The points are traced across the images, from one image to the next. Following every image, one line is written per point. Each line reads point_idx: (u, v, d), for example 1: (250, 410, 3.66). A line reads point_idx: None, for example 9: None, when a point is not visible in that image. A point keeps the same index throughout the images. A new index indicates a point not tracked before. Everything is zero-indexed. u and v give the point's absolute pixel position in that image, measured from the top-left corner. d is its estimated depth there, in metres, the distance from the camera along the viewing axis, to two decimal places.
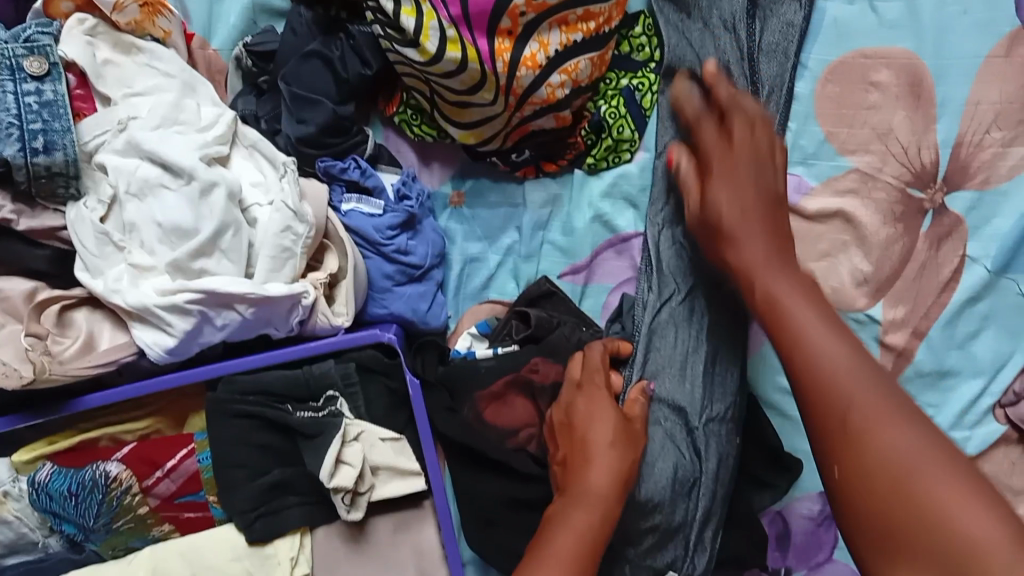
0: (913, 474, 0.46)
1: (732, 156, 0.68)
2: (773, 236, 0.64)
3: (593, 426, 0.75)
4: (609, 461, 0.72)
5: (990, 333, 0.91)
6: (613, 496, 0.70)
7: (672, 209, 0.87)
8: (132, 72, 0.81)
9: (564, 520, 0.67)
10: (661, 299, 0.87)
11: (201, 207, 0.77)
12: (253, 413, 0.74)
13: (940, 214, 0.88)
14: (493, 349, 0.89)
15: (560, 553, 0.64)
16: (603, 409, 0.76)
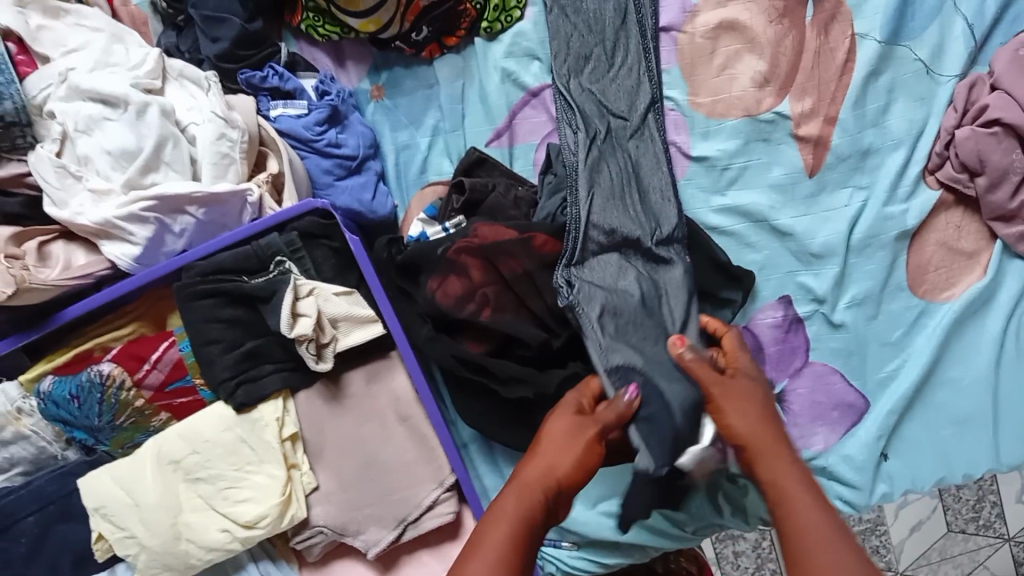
0: None
1: (745, 391, 0.68)
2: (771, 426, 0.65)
3: (545, 434, 0.68)
4: (556, 457, 0.65)
5: (900, 103, 0.95)
6: (554, 490, 0.64)
7: (572, 56, 0.94)
8: (64, 33, 0.90)
9: (504, 500, 0.62)
10: (586, 134, 0.90)
11: (141, 128, 0.86)
12: (215, 290, 0.80)
13: (820, 1, 0.96)
14: (442, 227, 0.91)
15: (488, 551, 0.58)
16: (563, 419, 0.69)
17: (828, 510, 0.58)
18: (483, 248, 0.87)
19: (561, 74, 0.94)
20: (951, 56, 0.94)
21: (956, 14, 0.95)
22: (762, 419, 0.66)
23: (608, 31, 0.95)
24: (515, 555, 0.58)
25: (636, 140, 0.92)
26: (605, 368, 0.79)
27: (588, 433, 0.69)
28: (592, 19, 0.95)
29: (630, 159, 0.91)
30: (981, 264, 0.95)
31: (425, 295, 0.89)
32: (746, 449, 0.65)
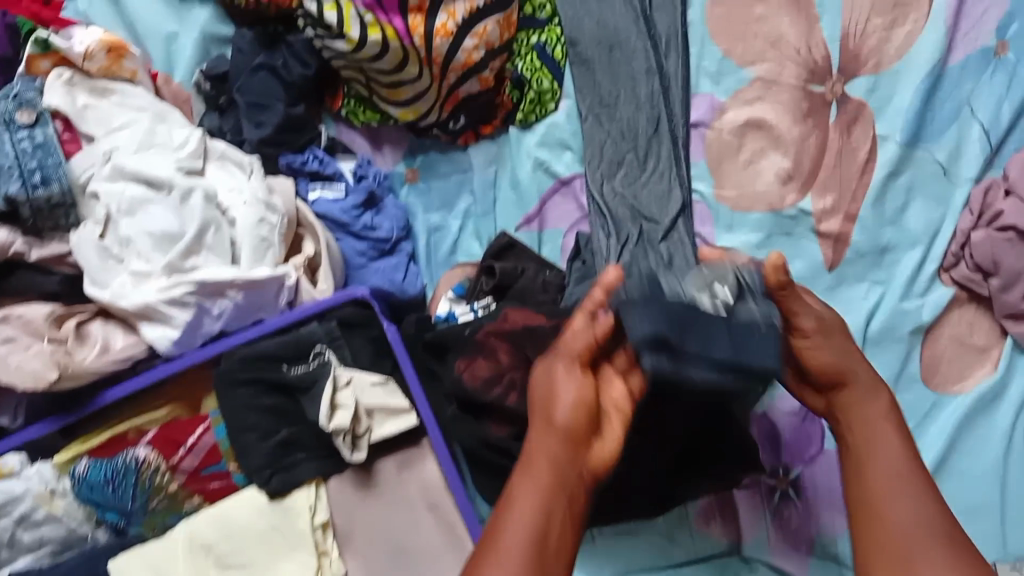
0: (913, 554, 0.61)
1: (829, 327, 0.72)
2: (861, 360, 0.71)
3: (542, 394, 0.66)
4: (560, 415, 0.64)
5: (917, 203, 0.98)
6: (571, 471, 0.62)
7: (605, 157, 0.96)
8: (108, 112, 0.91)
9: (516, 496, 0.61)
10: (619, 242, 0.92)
11: (184, 212, 0.88)
12: (255, 378, 0.83)
13: (844, 103, 0.97)
14: (472, 308, 0.95)
15: (514, 546, 0.57)
16: (549, 366, 0.67)
17: (894, 443, 0.67)
18: (513, 332, 0.90)
19: (595, 179, 0.96)
20: (968, 158, 0.97)
21: (972, 120, 0.97)
22: (855, 365, 0.71)
23: (642, 136, 0.96)
24: (541, 539, 0.58)
25: (667, 243, 0.92)
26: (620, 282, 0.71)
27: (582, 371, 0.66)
28: (626, 125, 0.96)
29: (663, 257, 0.90)
30: (992, 359, 0.97)
31: (452, 375, 0.91)
32: (840, 396, 0.71)
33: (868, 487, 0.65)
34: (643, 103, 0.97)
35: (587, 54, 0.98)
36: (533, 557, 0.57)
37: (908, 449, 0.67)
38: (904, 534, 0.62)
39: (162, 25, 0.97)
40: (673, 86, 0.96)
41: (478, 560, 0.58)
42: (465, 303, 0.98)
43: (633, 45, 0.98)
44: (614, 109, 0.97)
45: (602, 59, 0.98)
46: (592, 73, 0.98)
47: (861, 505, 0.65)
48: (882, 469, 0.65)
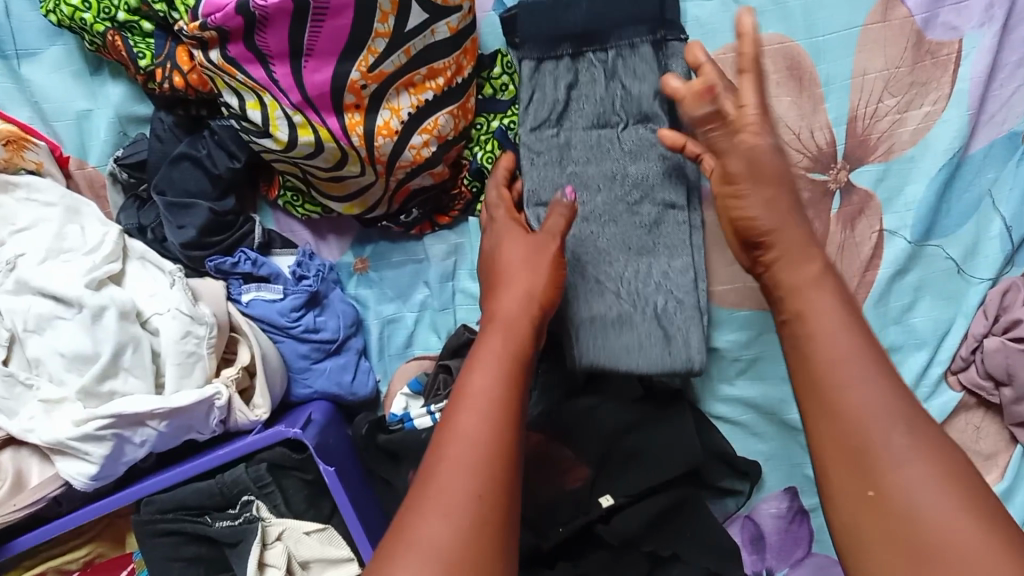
0: (874, 425, 0.52)
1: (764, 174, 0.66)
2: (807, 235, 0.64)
3: (502, 256, 0.68)
4: (524, 282, 0.65)
5: (925, 302, 0.87)
6: (528, 317, 0.63)
7: (558, 176, 0.81)
8: (13, 209, 0.82)
9: (481, 351, 0.59)
10: (566, 147, 0.82)
11: (97, 331, 0.78)
12: (174, 530, 0.75)
13: (848, 194, 0.86)
14: (427, 410, 0.85)
15: (482, 390, 0.56)
16: (514, 236, 0.70)
17: (844, 323, 0.58)
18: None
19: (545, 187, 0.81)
20: (984, 258, 0.86)
21: (994, 214, 0.86)
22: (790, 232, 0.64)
23: (619, 229, 0.81)
24: (511, 389, 0.57)
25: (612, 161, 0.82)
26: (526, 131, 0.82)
27: (545, 248, 0.68)
28: (599, 215, 0.81)
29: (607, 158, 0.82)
30: (999, 466, 0.88)
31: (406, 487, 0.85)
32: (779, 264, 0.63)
33: (851, 419, 0.53)
34: (621, 205, 0.81)
35: (568, 138, 0.82)
36: (502, 407, 0.56)
37: (863, 340, 0.57)
38: (863, 414, 0.53)
39: (72, 102, 0.87)
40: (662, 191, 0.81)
41: (449, 415, 0.56)
42: (421, 402, 0.88)
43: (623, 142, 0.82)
44: (589, 196, 0.81)
45: (583, 148, 0.82)
46: (569, 160, 0.82)
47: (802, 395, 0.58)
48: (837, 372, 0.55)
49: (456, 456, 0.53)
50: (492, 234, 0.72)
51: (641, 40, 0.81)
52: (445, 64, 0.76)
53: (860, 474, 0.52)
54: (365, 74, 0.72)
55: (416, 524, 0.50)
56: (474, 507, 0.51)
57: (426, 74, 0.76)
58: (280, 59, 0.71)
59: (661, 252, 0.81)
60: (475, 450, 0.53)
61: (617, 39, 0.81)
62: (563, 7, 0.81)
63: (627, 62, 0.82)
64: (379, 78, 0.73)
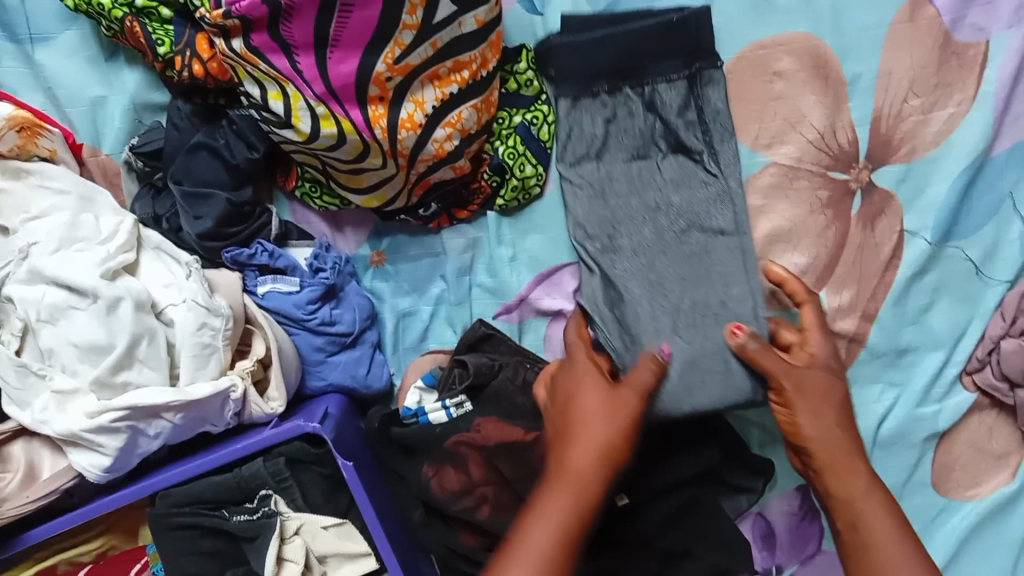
0: None
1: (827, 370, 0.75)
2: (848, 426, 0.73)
3: (580, 398, 0.71)
4: (597, 432, 0.68)
5: (943, 304, 0.87)
6: (595, 477, 0.67)
7: (598, 214, 0.83)
8: (26, 196, 0.80)
9: (545, 504, 0.65)
10: (605, 184, 0.84)
11: (112, 323, 0.76)
12: (192, 523, 0.75)
13: (869, 194, 0.85)
14: (442, 404, 0.84)
15: (534, 548, 0.62)
16: (593, 386, 0.72)
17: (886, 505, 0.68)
18: (486, 448, 0.83)
19: (586, 227, 0.84)
20: (1004, 259, 0.86)
21: (1013, 215, 0.86)
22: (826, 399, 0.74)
23: (668, 260, 0.81)
24: (564, 551, 0.62)
25: (654, 193, 0.83)
26: (564, 169, 0.85)
27: (622, 405, 0.70)
28: (647, 248, 0.82)
29: (650, 192, 0.83)
30: (1010, 466, 0.88)
31: (419, 480, 0.83)
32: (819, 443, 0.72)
33: None
34: (667, 236, 0.82)
35: (608, 171, 0.84)
36: (556, 566, 0.61)
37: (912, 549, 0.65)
38: None
39: (87, 89, 0.86)
40: (713, 217, 0.81)
41: (500, 562, 0.62)
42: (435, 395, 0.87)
43: (665, 172, 0.83)
44: (635, 229, 0.82)
45: (625, 181, 0.83)
46: (611, 194, 0.84)
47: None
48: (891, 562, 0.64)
49: None
50: (573, 370, 0.75)
51: (678, 74, 0.82)
52: (471, 57, 0.75)
53: None
54: (391, 67, 0.71)
55: None
56: None
57: (451, 66, 0.74)
58: (305, 49, 0.70)
59: (715, 282, 0.80)
60: None
61: (653, 73, 0.83)
62: (602, 43, 0.82)
63: (663, 96, 0.83)
64: (405, 70, 0.72)
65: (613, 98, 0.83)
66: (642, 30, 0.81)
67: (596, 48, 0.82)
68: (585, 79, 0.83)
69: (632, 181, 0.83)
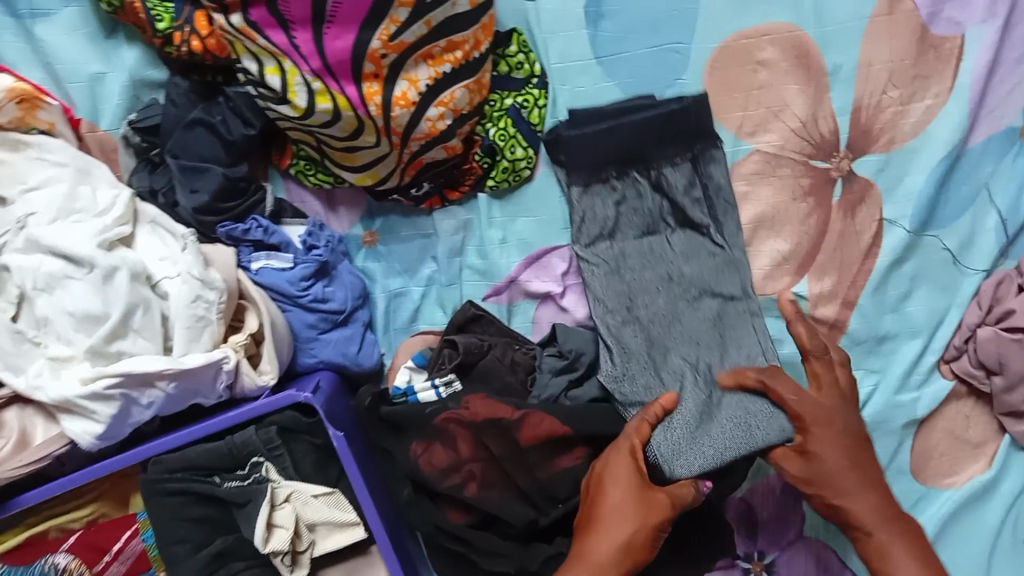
0: None
1: (834, 418, 0.76)
2: (870, 477, 0.75)
3: (608, 489, 0.74)
4: (620, 530, 0.72)
5: (921, 292, 0.89)
6: (616, 569, 0.71)
7: (615, 291, 0.87)
8: (25, 168, 0.82)
9: None
10: (619, 263, 0.87)
11: (107, 292, 0.78)
12: (183, 490, 0.76)
13: (849, 182, 0.88)
14: (431, 382, 0.86)
15: None
16: (626, 480, 0.74)
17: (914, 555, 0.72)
18: (474, 425, 0.82)
19: (605, 305, 0.86)
20: (980, 249, 0.88)
21: (989, 207, 0.88)
22: (844, 462, 0.75)
23: (684, 328, 0.85)
24: None
25: (668, 269, 0.87)
26: (579, 251, 0.88)
27: (649, 500, 0.73)
28: (664, 316, 0.86)
29: (661, 267, 0.87)
30: (986, 454, 0.90)
31: (407, 459, 0.83)
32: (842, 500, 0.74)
33: None
34: (681, 304, 0.86)
35: (622, 249, 0.87)
36: None
37: None
38: None
39: (88, 65, 0.88)
40: (722, 284, 0.86)
41: None
42: (425, 375, 0.89)
43: (675, 246, 0.87)
44: (650, 300, 0.86)
45: (637, 256, 0.87)
46: (626, 269, 0.87)
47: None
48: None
49: None
50: (613, 451, 0.76)
51: (682, 158, 0.87)
52: (464, 37, 0.78)
53: None
54: (385, 44, 0.73)
55: None
56: None
57: (445, 46, 0.77)
58: (302, 25, 0.72)
59: (729, 346, 0.84)
60: None
61: (658, 158, 0.87)
62: (609, 134, 0.85)
63: (670, 178, 0.87)
64: (399, 48, 0.75)
65: (622, 182, 0.87)
66: (644, 121, 0.85)
67: (604, 137, 0.85)
68: (595, 167, 0.86)
69: (644, 259, 0.87)
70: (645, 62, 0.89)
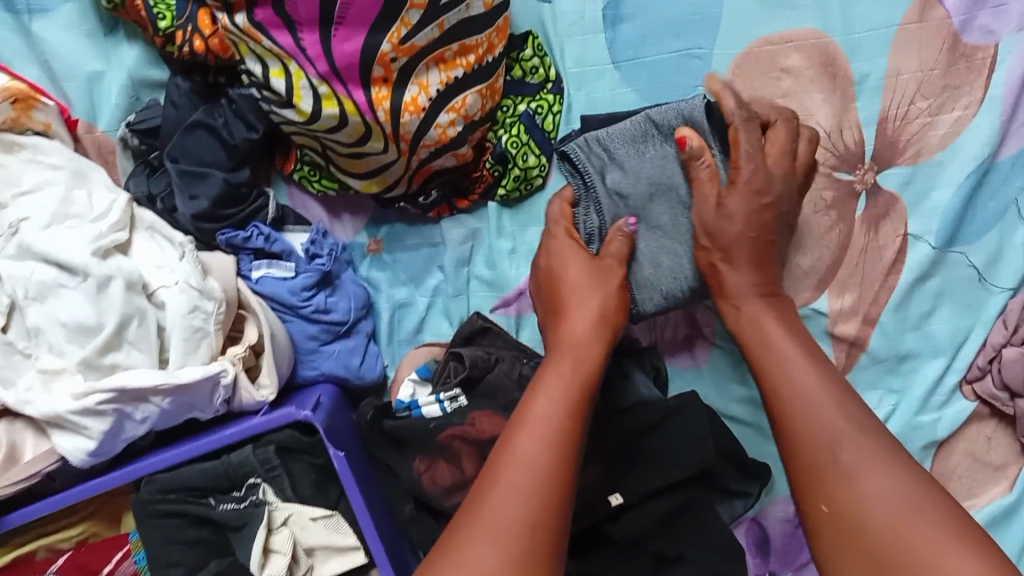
0: (908, 526, 0.51)
1: (757, 180, 0.73)
2: (760, 266, 0.74)
3: (566, 272, 0.73)
4: (593, 307, 0.70)
5: (945, 310, 0.86)
6: (595, 345, 0.67)
7: None
8: (18, 170, 0.78)
9: (544, 379, 0.63)
10: None
11: (101, 302, 0.74)
12: (177, 511, 0.73)
13: (873, 195, 0.85)
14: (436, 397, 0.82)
15: (515, 466, 0.55)
16: (577, 255, 0.74)
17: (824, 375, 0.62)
18: (479, 441, 0.80)
19: None
20: (1008, 266, 0.85)
21: (1018, 222, 0.84)
22: (743, 231, 0.73)
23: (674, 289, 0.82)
24: (560, 461, 0.56)
25: None
26: None
27: (609, 277, 0.73)
28: None
29: None
30: (1009, 477, 0.87)
31: (410, 475, 0.81)
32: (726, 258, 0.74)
33: (844, 498, 0.55)
34: None
35: None
36: (554, 475, 0.55)
37: (872, 437, 0.57)
38: (878, 511, 0.53)
39: (84, 63, 0.84)
40: None
41: (499, 457, 0.57)
42: (430, 388, 0.85)
43: None
44: None
45: None
46: None
47: (824, 489, 0.56)
48: (831, 437, 0.57)
49: (494, 503, 0.53)
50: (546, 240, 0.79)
51: None
52: (477, 41, 0.75)
53: (846, 520, 0.54)
54: (396, 47, 0.70)
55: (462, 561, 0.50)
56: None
57: (457, 50, 0.74)
58: (309, 27, 0.69)
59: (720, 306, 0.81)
60: (518, 543, 0.51)
61: None
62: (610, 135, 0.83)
63: None
64: (410, 52, 0.71)
65: None
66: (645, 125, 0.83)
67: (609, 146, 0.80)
68: None
69: None
70: (665, 68, 0.86)
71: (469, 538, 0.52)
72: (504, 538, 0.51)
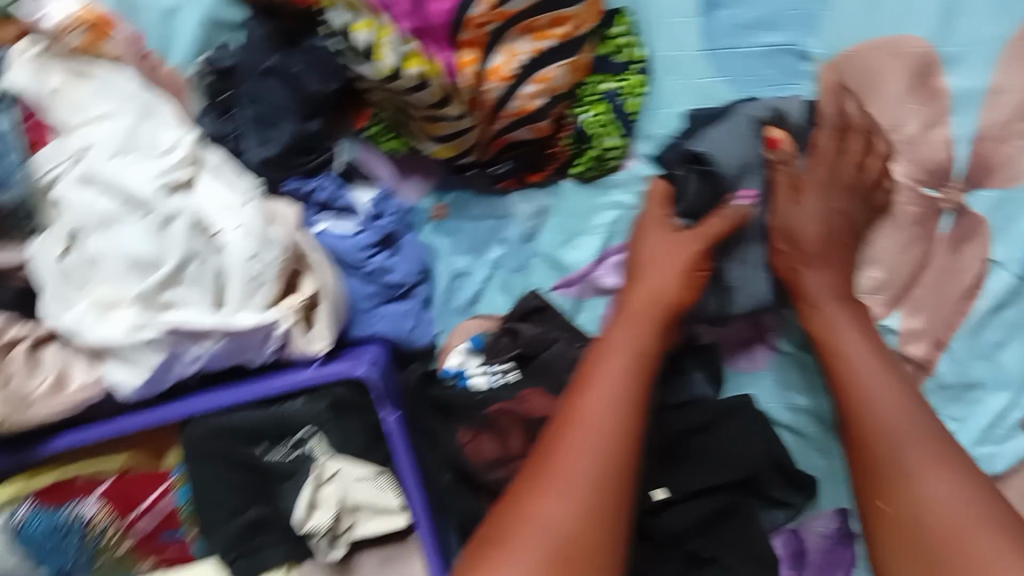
0: (965, 534, 0.60)
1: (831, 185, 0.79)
2: (840, 271, 0.79)
3: (645, 242, 0.79)
4: (669, 279, 0.76)
5: (1019, 343, 0.81)
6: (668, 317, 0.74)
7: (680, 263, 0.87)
8: (87, 98, 0.76)
9: (613, 345, 0.71)
10: None
11: (163, 239, 0.73)
12: (225, 453, 0.75)
13: (959, 215, 0.81)
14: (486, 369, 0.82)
15: (588, 423, 0.64)
16: (655, 228, 0.80)
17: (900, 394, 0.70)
18: (530, 419, 0.78)
19: None
20: None
21: None
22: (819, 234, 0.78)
23: None
24: (623, 427, 0.64)
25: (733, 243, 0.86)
26: None
27: (685, 248, 0.78)
28: None
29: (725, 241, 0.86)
30: None
31: (453, 445, 0.80)
32: (800, 263, 0.79)
33: (922, 517, 0.63)
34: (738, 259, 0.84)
35: None
36: (609, 439, 0.63)
37: (951, 465, 0.65)
38: (941, 518, 0.62)
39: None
40: None
41: (573, 406, 0.66)
42: (481, 360, 0.83)
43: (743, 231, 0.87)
44: None
45: None
46: None
47: (889, 490, 0.66)
48: (895, 444, 0.67)
49: (572, 444, 0.63)
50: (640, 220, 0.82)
51: None
52: (572, 13, 0.73)
53: (920, 540, 0.62)
54: (489, 10, 0.70)
55: (534, 515, 0.59)
56: (574, 525, 0.59)
57: (549, 21, 0.72)
58: None
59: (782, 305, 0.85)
60: (582, 506, 0.60)
61: None
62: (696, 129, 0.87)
63: None
64: (501, 18, 0.71)
65: None
66: None
67: (728, 139, 0.80)
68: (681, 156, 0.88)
69: None
70: (755, 61, 0.84)
71: (545, 490, 0.61)
72: (574, 492, 0.60)
